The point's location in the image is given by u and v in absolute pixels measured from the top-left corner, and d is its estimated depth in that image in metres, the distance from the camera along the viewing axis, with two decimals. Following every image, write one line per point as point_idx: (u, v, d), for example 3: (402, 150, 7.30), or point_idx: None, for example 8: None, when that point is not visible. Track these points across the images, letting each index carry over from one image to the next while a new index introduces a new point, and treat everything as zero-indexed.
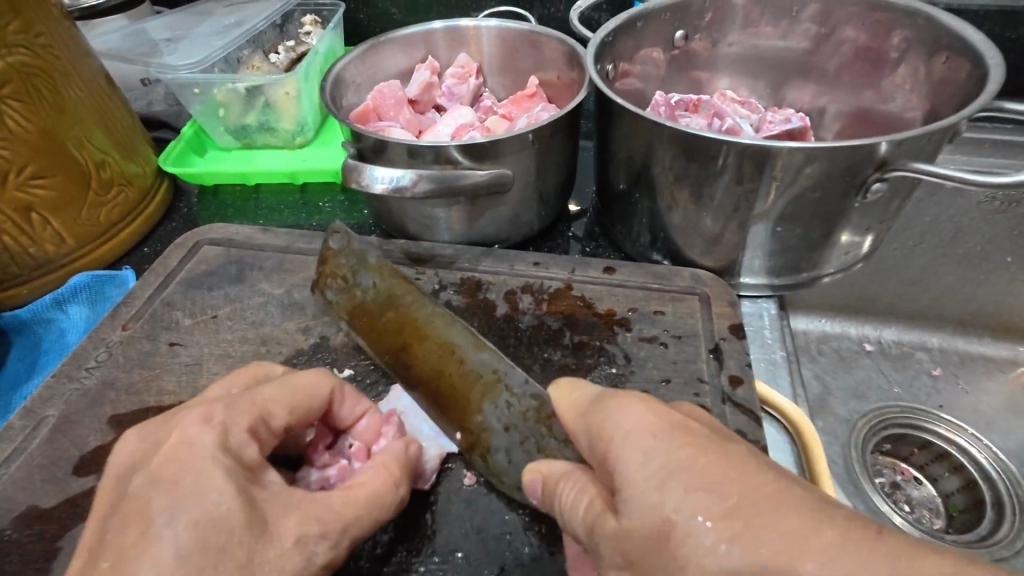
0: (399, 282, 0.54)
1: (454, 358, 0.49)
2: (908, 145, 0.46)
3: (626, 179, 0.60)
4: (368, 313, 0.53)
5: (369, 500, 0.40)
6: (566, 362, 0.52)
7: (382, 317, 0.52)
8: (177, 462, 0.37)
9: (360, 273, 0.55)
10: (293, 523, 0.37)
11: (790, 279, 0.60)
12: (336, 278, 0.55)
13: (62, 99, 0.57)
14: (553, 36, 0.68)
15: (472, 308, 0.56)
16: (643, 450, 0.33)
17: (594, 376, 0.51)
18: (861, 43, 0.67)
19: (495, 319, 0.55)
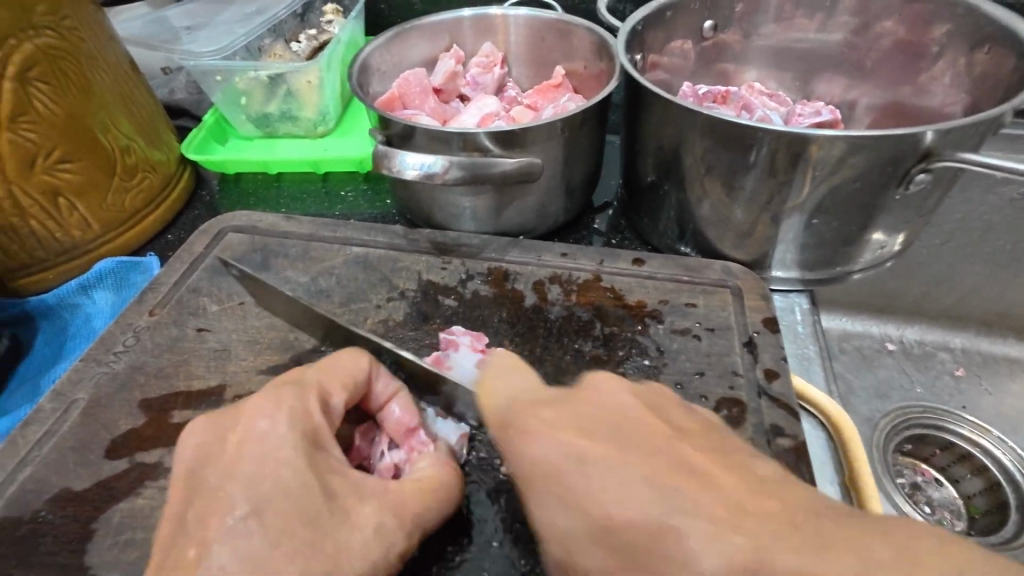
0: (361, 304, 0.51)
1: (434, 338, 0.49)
2: (955, 135, 0.45)
3: (656, 170, 0.59)
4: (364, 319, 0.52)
5: (436, 498, 0.40)
6: (597, 348, 0.51)
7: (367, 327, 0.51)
8: (252, 455, 0.38)
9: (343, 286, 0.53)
10: (373, 513, 0.38)
11: (823, 273, 0.59)
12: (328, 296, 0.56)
13: (87, 83, 0.57)
14: (582, 26, 0.67)
15: (509, 297, 0.55)
16: (551, 498, 0.35)
17: (628, 368, 0.50)
18: (900, 36, 0.66)
19: (528, 309, 0.54)
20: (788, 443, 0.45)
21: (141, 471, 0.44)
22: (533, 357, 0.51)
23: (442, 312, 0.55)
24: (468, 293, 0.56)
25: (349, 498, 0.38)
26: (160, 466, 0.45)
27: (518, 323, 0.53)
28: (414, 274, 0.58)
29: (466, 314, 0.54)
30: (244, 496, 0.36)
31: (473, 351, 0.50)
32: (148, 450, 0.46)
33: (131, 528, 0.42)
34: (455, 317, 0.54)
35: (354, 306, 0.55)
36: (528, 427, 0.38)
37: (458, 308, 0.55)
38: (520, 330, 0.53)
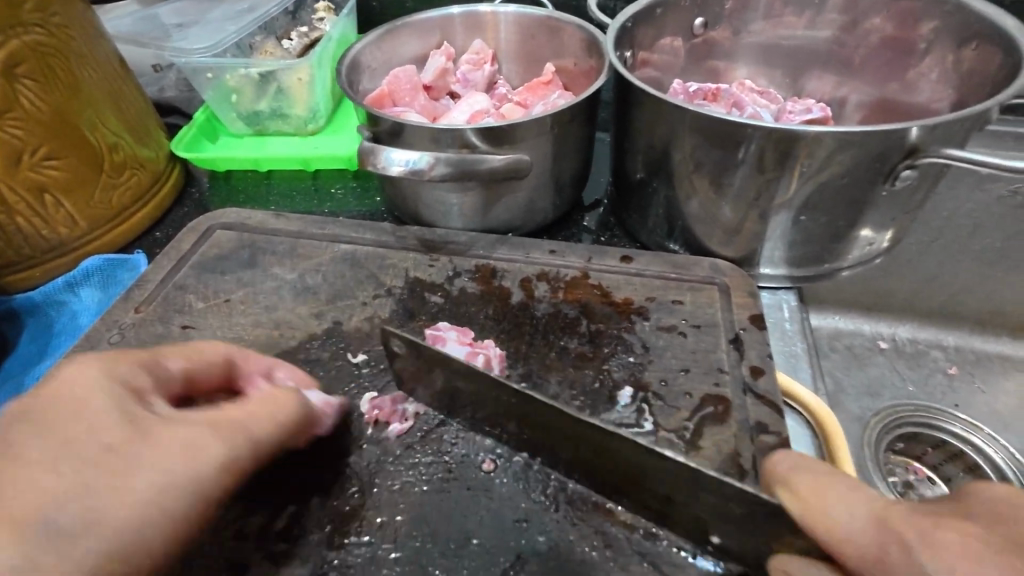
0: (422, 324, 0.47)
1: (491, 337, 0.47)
2: (941, 131, 0.45)
3: (645, 167, 0.59)
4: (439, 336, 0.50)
5: (271, 409, 0.40)
6: (585, 350, 0.51)
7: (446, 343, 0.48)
8: (57, 404, 0.37)
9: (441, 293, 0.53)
10: (181, 432, 0.37)
11: (811, 271, 0.59)
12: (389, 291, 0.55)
13: (75, 80, 0.57)
14: (572, 22, 0.67)
15: (495, 297, 0.55)
16: None
17: (616, 369, 0.49)
18: (888, 33, 0.66)
19: (516, 309, 0.54)
20: (772, 439, 0.45)
21: None
22: (519, 354, 0.51)
23: (428, 309, 0.54)
24: (455, 291, 0.56)
25: (155, 424, 0.37)
26: None
27: (504, 324, 0.53)
28: (401, 271, 0.58)
29: (453, 312, 0.54)
30: (42, 450, 0.35)
31: (460, 344, 0.49)
32: None
33: None
34: (442, 314, 0.54)
35: (340, 303, 0.55)
36: (941, 544, 0.30)
37: (447, 308, 0.55)
38: (507, 331, 0.52)
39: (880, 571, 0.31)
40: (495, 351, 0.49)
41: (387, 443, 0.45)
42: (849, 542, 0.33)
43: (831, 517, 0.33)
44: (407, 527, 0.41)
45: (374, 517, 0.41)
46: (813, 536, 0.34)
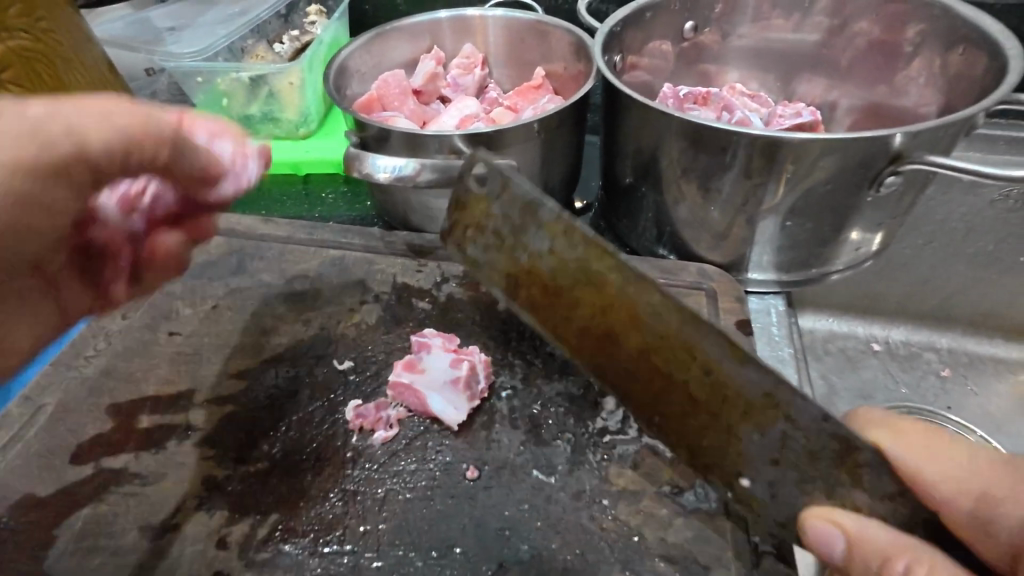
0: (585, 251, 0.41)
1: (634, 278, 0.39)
2: (924, 137, 0.45)
3: (634, 172, 0.59)
4: (542, 282, 0.44)
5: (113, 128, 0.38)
6: (617, 272, 0.40)
7: (574, 294, 0.43)
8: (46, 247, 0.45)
9: (526, 233, 0.43)
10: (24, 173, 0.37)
11: (799, 276, 0.59)
12: (483, 232, 0.46)
13: (62, 85, 0.57)
14: (561, 26, 0.67)
15: (517, 214, 0.43)
16: None
17: (648, 296, 0.39)
18: (875, 36, 0.66)
19: (543, 223, 0.42)
20: None
21: (107, 476, 0.44)
22: (506, 360, 0.51)
23: (416, 315, 0.54)
24: (443, 296, 0.56)
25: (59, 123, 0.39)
26: (125, 472, 0.44)
27: (529, 243, 0.43)
28: (389, 276, 0.57)
29: (441, 317, 0.54)
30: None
31: (445, 351, 0.50)
32: (115, 455, 0.45)
33: (94, 534, 0.41)
34: (429, 320, 0.54)
35: (328, 309, 0.55)
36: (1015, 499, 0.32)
37: (478, 235, 0.47)
38: (535, 254, 0.44)
39: (985, 524, 0.32)
40: (479, 357, 0.49)
41: (370, 450, 0.45)
42: (958, 493, 0.33)
43: (928, 467, 0.34)
44: (390, 535, 0.41)
45: (357, 525, 0.41)
46: (903, 467, 0.35)
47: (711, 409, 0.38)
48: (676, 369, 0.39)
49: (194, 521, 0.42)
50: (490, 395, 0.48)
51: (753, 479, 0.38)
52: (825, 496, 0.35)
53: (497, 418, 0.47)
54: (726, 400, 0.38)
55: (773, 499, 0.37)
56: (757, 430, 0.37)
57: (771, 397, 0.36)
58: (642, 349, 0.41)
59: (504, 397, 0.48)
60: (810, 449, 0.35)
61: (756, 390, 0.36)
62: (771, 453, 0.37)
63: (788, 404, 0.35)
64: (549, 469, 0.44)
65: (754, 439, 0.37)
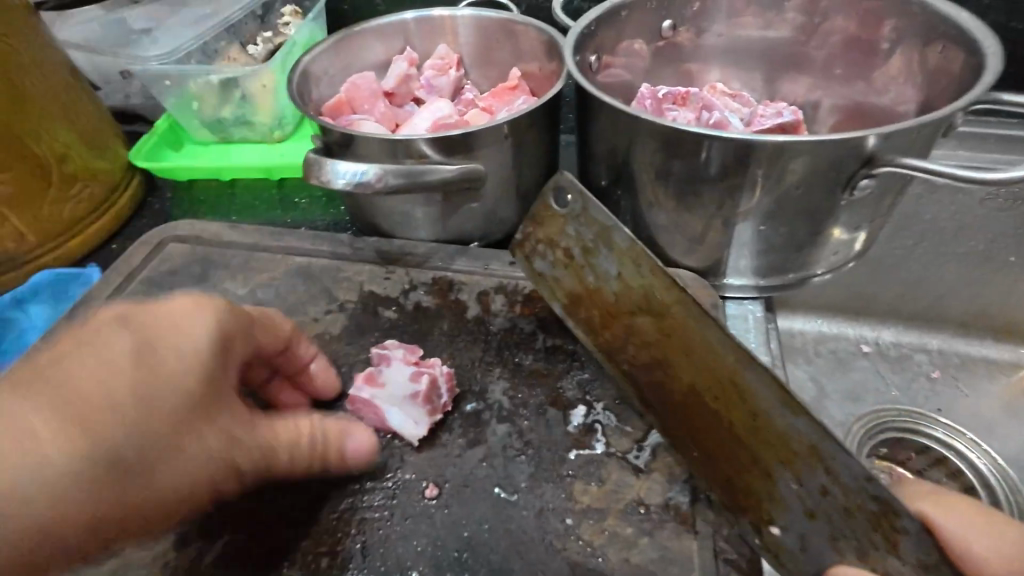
0: (646, 274, 0.40)
1: (686, 312, 0.38)
2: (898, 139, 0.44)
3: (608, 175, 0.57)
4: (605, 301, 0.44)
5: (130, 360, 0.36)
6: (679, 305, 0.38)
7: (632, 320, 0.42)
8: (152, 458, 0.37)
9: (596, 253, 0.43)
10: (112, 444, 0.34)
11: (778, 280, 0.57)
12: (557, 248, 0.46)
13: (18, 91, 0.55)
14: (533, 26, 0.66)
15: (590, 235, 0.43)
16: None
17: (707, 329, 0.37)
18: (851, 33, 0.64)
19: (615, 247, 0.42)
20: None
21: None
22: (475, 371, 0.49)
23: (382, 324, 0.53)
24: (410, 305, 0.54)
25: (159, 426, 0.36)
26: None
27: (598, 264, 0.43)
28: (356, 285, 0.56)
29: (407, 327, 0.53)
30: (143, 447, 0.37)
31: (406, 363, 0.48)
32: None
33: None
34: (396, 330, 0.52)
35: (292, 319, 0.54)
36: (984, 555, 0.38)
37: (549, 249, 0.48)
38: (603, 276, 0.43)
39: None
40: (441, 370, 0.47)
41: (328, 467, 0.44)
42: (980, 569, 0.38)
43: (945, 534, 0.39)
44: (346, 558, 0.40)
45: (311, 548, 0.41)
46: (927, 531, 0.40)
47: (755, 454, 0.37)
48: (722, 407, 0.38)
49: None
50: (454, 409, 0.47)
51: (784, 526, 0.37)
52: (856, 557, 0.34)
53: (460, 432, 0.46)
54: (766, 441, 0.36)
55: (805, 552, 0.36)
56: (795, 478, 0.35)
57: (815, 449, 0.33)
58: (694, 384, 0.39)
59: (468, 409, 0.47)
60: (847, 505, 0.33)
61: (803, 439, 0.33)
62: (810, 505, 0.35)
63: (830, 457, 0.32)
64: (511, 487, 0.43)
65: (791, 487, 0.35)
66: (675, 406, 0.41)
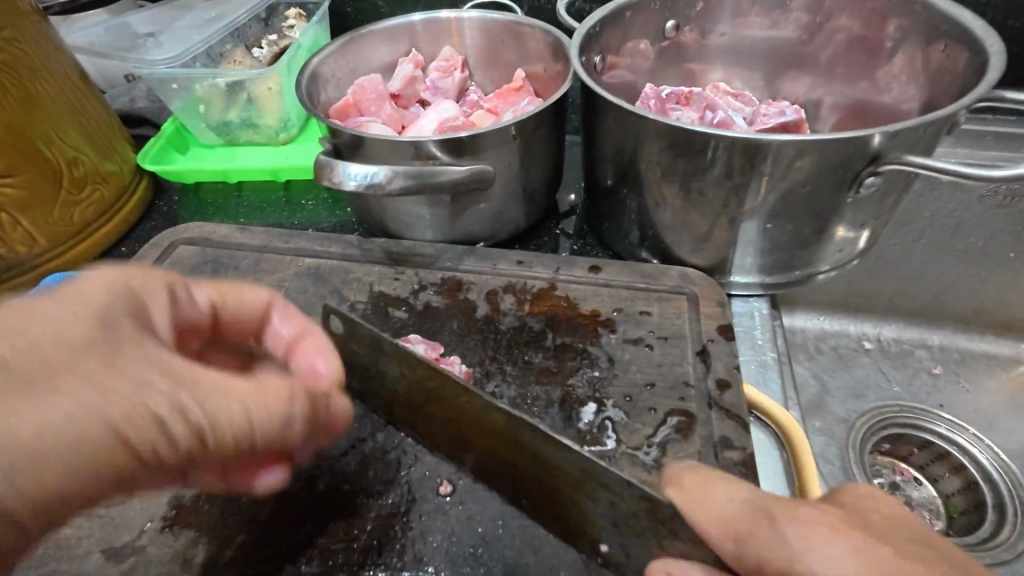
0: (414, 364, 0.41)
1: (463, 393, 0.39)
2: (902, 137, 0.45)
3: (613, 174, 0.58)
4: (404, 398, 0.44)
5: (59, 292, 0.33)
6: (447, 384, 0.39)
7: (421, 407, 0.43)
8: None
9: (379, 362, 0.43)
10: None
11: (782, 278, 0.58)
12: (353, 368, 0.46)
13: (30, 95, 0.56)
14: (538, 27, 0.66)
15: (366, 352, 0.44)
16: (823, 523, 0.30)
17: (470, 399, 0.39)
18: (855, 32, 0.65)
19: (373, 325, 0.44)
20: (736, 456, 0.44)
21: None
22: (486, 370, 0.50)
23: (392, 325, 0.53)
24: (420, 305, 0.55)
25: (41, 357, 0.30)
26: None
27: (384, 370, 0.43)
28: (365, 285, 0.56)
29: (417, 327, 0.53)
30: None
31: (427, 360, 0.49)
32: None
33: (55, 559, 0.41)
34: (406, 330, 0.53)
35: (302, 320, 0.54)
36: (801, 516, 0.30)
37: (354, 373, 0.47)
38: (388, 377, 0.44)
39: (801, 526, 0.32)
40: (459, 368, 0.49)
41: (342, 466, 0.44)
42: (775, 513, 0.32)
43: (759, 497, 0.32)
44: (364, 553, 0.41)
45: (326, 546, 0.41)
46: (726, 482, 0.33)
47: (551, 486, 0.38)
48: (515, 456, 0.39)
49: (159, 543, 0.41)
50: None
51: (610, 543, 0.38)
52: (656, 547, 0.35)
53: None
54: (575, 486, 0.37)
55: (629, 557, 0.37)
56: (591, 500, 0.37)
57: (585, 469, 0.35)
58: (481, 441, 0.41)
59: None
60: (631, 510, 0.35)
61: (569, 465, 0.36)
62: (612, 521, 0.37)
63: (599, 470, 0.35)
64: None
65: (591, 508, 0.37)
66: (483, 458, 0.42)
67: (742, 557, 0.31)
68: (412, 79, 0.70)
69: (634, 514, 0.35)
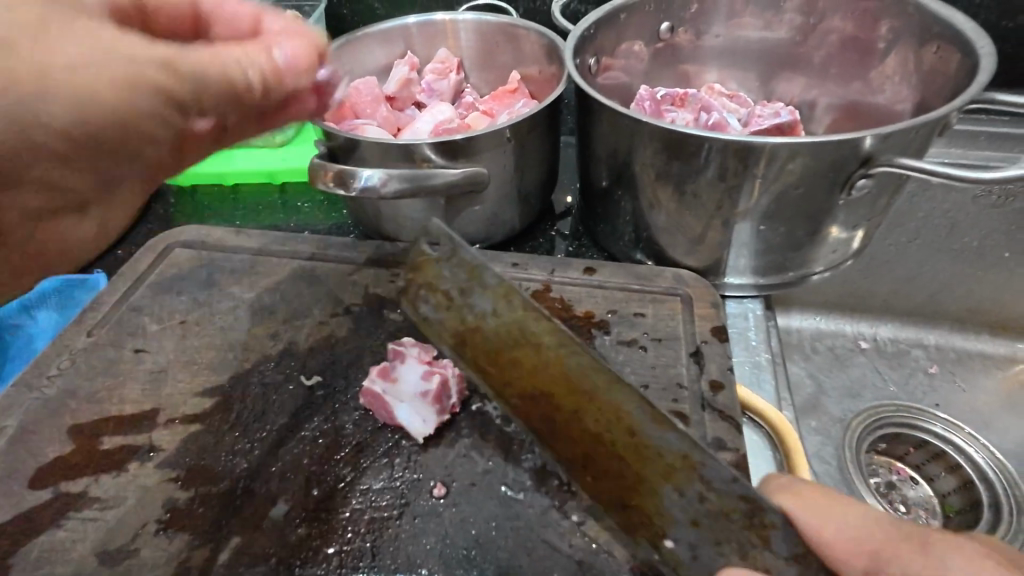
0: (520, 311, 0.47)
1: (570, 349, 0.44)
2: (894, 140, 0.45)
3: (608, 176, 0.58)
4: (487, 342, 0.48)
5: None
6: (553, 336, 0.45)
7: (510, 360, 0.47)
8: None
9: (473, 294, 0.50)
10: None
11: (776, 279, 0.58)
12: (436, 291, 0.52)
13: None
14: (532, 29, 0.67)
15: (464, 277, 0.51)
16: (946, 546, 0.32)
17: (577, 357, 0.44)
18: (848, 33, 0.65)
19: (487, 287, 0.49)
20: (730, 457, 0.44)
21: (65, 501, 0.43)
22: None
23: (388, 327, 0.53)
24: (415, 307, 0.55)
25: None
26: (85, 496, 0.43)
27: (474, 303, 0.50)
28: (361, 287, 0.57)
29: (412, 329, 0.53)
30: None
31: (419, 362, 0.48)
32: (73, 479, 0.44)
33: (49, 562, 0.41)
34: (402, 332, 0.53)
35: (298, 322, 0.54)
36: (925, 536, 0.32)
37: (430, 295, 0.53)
38: (480, 314, 0.49)
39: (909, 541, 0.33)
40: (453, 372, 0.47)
41: (336, 469, 0.44)
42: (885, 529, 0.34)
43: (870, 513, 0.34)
44: (358, 555, 0.41)
45: (321, 548, 0.41)
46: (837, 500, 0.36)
47: (638, 469, 0.41)
48: (604, 427, 0.42)
49: (153, 546, 0.41)
50: (461, 410, 0.47)
51: (676, 538, 0.39)
52: (738, 557, 0.36)
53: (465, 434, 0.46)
54: (644, 459, 0.41)
55: (695, 560, 0.38)
56: (678, 489, 0.39)
57: (687, 457, 0.39)
58: (567, 409, 0.44)
59: (474, 410, 0.47)
60: (723, 508, 0.37)
61: (675, 449, 0.39)
62: (691, 515, 0.39)
63: (702, 464, 0.38)
64: (517, 486, 0.43)
65: (673, 499, 0.39)
66: (557, 435, 0.44)
67: (878, 574, 0.33)
68: (408, 80, 0.71)
69: (725, 514, 0.37)
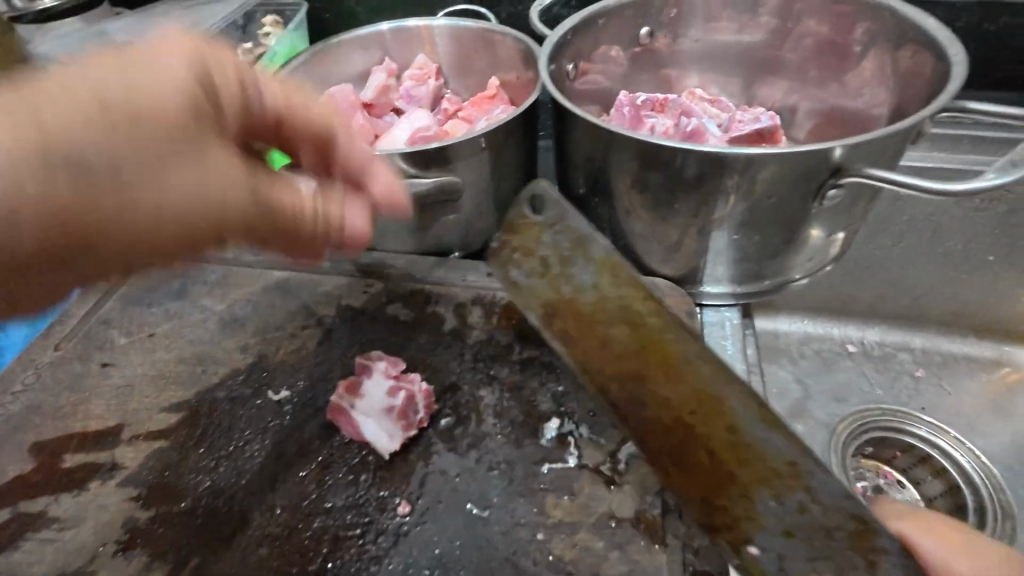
0: (631, 292, 0.44)
1: (690, 342, 0.42)
2: (865, 148, 0.44)
3: (586, 181, 0.57)
4: (579, 313, 0.46)
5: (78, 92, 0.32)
6: (660, 318, 0.43)
7: (607, 335, 0.44)
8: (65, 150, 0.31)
9: (574, 265, 0.46)
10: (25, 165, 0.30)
11: (753, 287, 0.57)
12: (532, 257, 0.48)
13: None
14: (509, 35, 0.66)
15: (567, 245, 0.47)
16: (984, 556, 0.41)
17: (688, 347, 0.42)
18: (823, 36, 0.65)
19: (593, 259, 0.46)
20: None
21: (24, 521, 0.43)
22: (454, 385, 0.49)
23: (361, 339, 0.53)
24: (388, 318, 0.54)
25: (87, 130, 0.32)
26: (44, 516, 0.43)
27: (575, 275, 0.46)
28: (334, 299, 0.56)
29: (385, 341, 0.53)
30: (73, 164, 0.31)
31: (386, 377, 0.48)
32: (33, 498, 0.44)
33: None
34: (374, 344, 0.53)
35: (270, 335, 0.53)
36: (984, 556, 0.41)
37: (524, 259, 0.49)
38: (579, 287, 0.46)
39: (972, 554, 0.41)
40: (419, 385, 0.48)
41: (301, 486, 0.44)
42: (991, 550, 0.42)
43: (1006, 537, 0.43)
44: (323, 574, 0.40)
45: (284, 568, 0.41)
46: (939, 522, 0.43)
47: (731, 467, 0.39)
48: (701, 420, 0.41)
49: (111, 568, 0.41)
50: (429, 425, 0.47)
51: (761, 544, 0.37)
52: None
53: (434, 450, 0.46)
54: (745, 461, 0.39)
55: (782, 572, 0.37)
56: (774, 497, 0.38)
57: (795, 465, 0.38)
58: (666, 395, 0.42)
59: (444, 425, 0.47)
60: (828, 523, 0.37)
61: (784, 454, 0.38)
62: (786, 524, 0.37)
63: (809, 473, 0.38)
64: (483, 503, 0.43)
65: (769, 505, 0.38)
66: (650, 421, 0.42)
67: None
68: (385, 88, 0.70)
69: (831, 528, 0.36)
